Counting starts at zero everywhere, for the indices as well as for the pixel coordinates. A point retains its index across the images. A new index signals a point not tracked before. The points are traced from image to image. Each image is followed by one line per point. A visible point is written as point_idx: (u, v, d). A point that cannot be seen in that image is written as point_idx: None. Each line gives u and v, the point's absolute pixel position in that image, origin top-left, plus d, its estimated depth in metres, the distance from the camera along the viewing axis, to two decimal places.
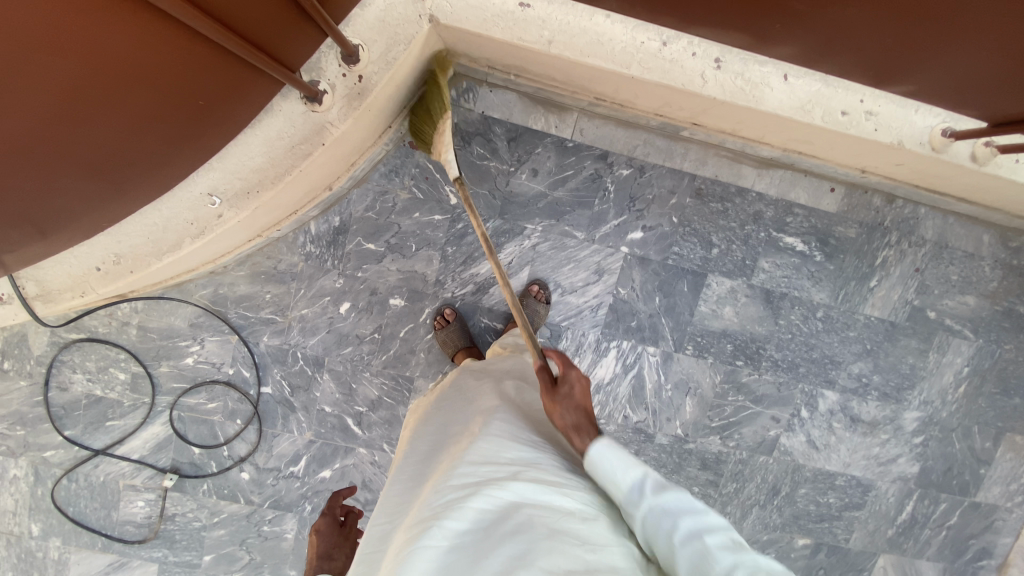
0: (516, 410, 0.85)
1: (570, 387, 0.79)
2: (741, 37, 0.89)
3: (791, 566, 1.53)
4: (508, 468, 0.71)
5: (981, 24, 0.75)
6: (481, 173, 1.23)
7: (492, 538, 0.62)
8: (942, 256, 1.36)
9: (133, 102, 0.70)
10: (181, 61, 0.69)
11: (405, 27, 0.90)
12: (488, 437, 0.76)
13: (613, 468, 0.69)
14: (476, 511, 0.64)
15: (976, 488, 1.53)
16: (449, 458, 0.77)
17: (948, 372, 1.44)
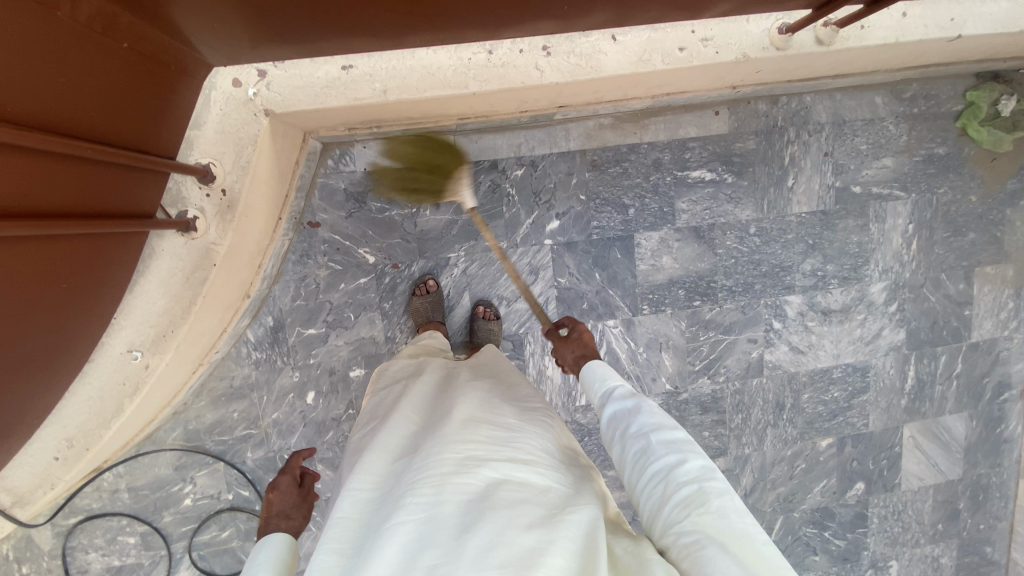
0: (488, 396, 0.89)
1: (577, 331, 0.95)
2: (552, 22, 0.90)
3: (826, 469, 1.55)
4: (484, 448, 0.74)
5: None
6: (386, 225, 1.25)
7: (470, 512, 0.65)
8: (844, 132, 1.38)
9: (23, 313, 0.71)
10: (50, 258, 0.71)
11: (246, 129, 0.92)
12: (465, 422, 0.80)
13: (594, 381, 0.83)
14: (454, 491, 0.68)
15: (968, 331, 1.55)
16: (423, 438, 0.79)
17: (895, 235, 1.46)
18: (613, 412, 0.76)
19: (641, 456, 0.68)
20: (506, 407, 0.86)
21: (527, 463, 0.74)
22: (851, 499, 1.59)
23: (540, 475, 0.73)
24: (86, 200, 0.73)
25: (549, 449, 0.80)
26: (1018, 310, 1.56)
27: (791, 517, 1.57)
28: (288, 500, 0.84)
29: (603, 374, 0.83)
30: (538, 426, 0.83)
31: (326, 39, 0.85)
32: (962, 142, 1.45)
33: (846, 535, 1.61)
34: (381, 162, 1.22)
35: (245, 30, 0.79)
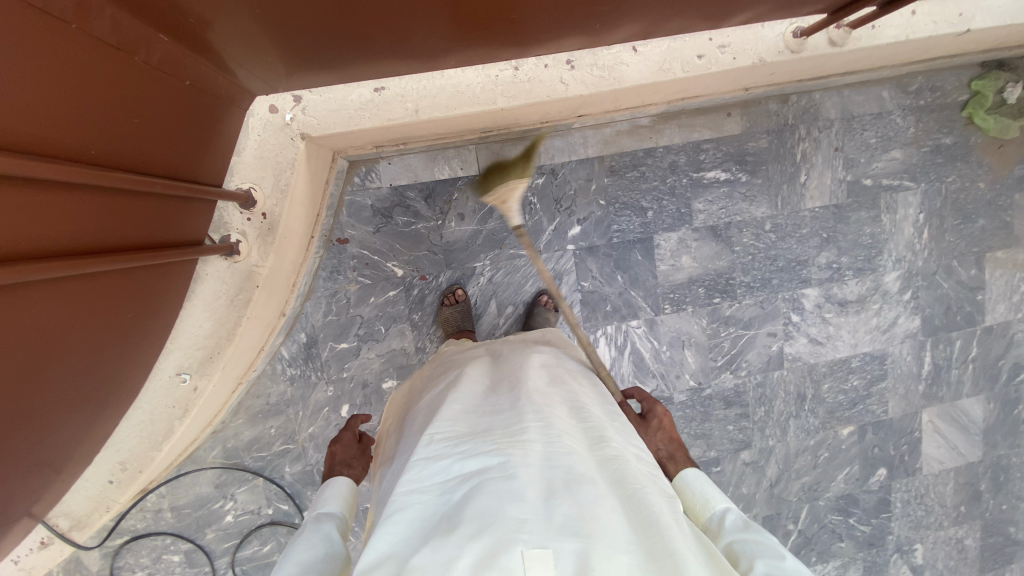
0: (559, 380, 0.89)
1: (656, 419, 0.98)
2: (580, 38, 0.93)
3: (848, 456, 1.59)
4: (576, 437, 0.73)
5: None
6: (413, 238, 1.27)
7: (567, 484, 0.63)
8: (853, 127, 1.42)
9: (90, 343, 0.74)
10: (113, 289, 0.74)
11: (283, 154, 0.95)
12: (547, 400, 0.79)
13: (702, 490, 0.79)
14: (546, 465, 0.66)
15: (982, 315, 1.58)
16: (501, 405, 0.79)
17: (907, 225, 1.49)
18: (731, 528, 0.70)
19: (774, 570, 0.61)
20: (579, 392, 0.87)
21: (608, 440, 0.74)
22: (874, 485, 1.62)
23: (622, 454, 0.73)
24: (145, 231, 0.75)
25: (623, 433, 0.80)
26: None
27: (816, 506, 1.60)
28: (350, 451, 0.91)
29: (703, 492, 0.78)
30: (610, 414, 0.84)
31: (363, 64, 0.88)
32: (969, 131, 1.48)
33: (871, 520, 1.64)
34: (405, 177, 1.25)
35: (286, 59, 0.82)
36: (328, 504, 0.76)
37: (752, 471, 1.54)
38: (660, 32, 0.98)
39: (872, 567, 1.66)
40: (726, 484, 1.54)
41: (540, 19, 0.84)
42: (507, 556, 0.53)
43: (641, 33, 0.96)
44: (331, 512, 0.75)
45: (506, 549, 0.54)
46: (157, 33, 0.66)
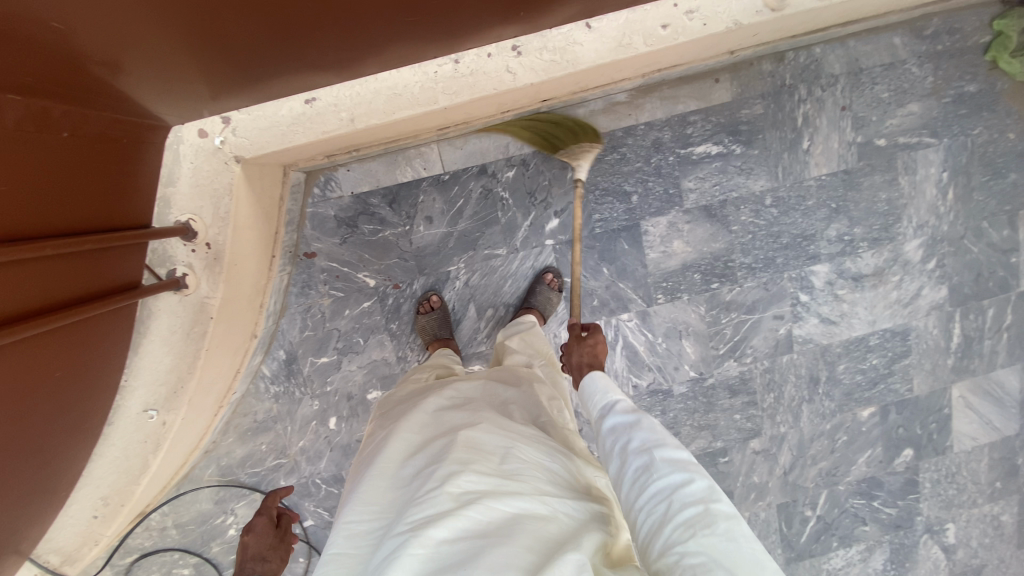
0: (503, 421, 0.84)
1: (593, 338, 0.94)
2: (515, 20, 0.85)
3: (869, 439, 1.48)
4: (489, 478, 0.69)
5: None
6: (381, 246, 1.22)
7: (475, 547, 0.60)
8: (861, 82, 1.26)
9: (37, 402, 0.73)
10: (54, 346, 0.73)
11: (219, 180, 0.91)
12: (472, 446, 0.75)
13: (598, 392, 0.82)
14: (454, 527, 0.62)
15: (1017, 279, 1.43)
16: (424, 465, 0.75)
17: (928, 186, 1.34)
18: (612, 423, 0.75)
19: (641, 469, 0.66)
20: (520, 433, 0.82)
21: (532, 496, 0.69)
22: (899, 466, 1.52)
23: (550, 510, 0.68)
24: (69, 287, 0.72)
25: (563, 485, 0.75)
26: None
27: (836, 491, 1.51)
28: None
29: (604, 387, 0.82)
30: (552, 462, 0.79)
31: (282, 73, 0.82)
32: (994, 75, 1.31)
33: (897, 502, 1.54)
34: (367, 183, 1.19)
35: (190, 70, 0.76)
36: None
37: (763, 460, 1.46)
38: (616, 4, 0.87)
39: (900, 550, 1.57)
40: (736, 474, 1.47)
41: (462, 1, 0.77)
42: None
43: (590, 6, 0.86)
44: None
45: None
46: (14, 84, 0.61)
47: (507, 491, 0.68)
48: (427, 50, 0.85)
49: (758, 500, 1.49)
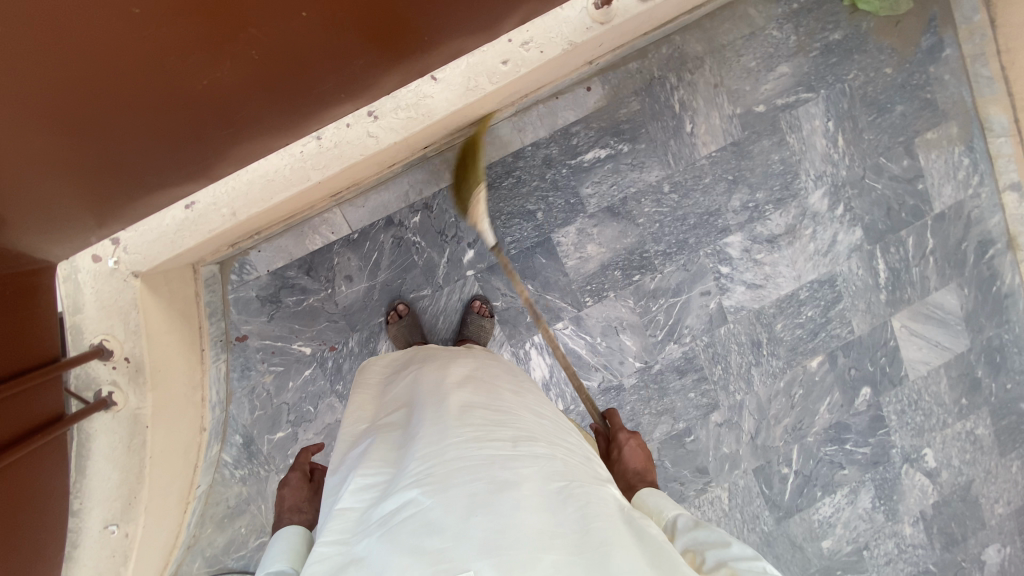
0: (486, 385, 0.91)
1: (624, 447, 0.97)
2: (352, 95, 0.90)
3: (825, 387, 1.52)
4: (486, 432, 0.76)
5: None
6: (309, 314, 1.26)
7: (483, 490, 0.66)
8: (727, 57, 1.31)
9: None
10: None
11: (121, 296, 0.95)
12: (471, 409, 0.81)
13: (660, 505, 0.79)
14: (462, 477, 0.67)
15: (927, 205, 1.47)
16: (424, 423, 0.79)
17: (817, 138, 1.38)
18: (688, 538, 0.70)
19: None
20: (507, 396, 0.89)
21: (529, 442, 0.75)
22: (861, 406, 1.55)
23: (544, 450, 0.75)
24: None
25: (552, 433, 0.82)
26: (975, 164, 1.47)
27: (806, 443, 1.55)
28: (299, 492, 0.95)
29: (661, 504, 0.79)
30: (539, 417, 0.86)
31: (168, 179, 0.86)
32: (857, 18, 1.35)
33: (869, 440, 1.58)
34: (281, 259, 1.24)
35: (63, 207, 0.80)
36: (275, 564, 0.75)
37: (727, 431, 1.50)
38: (447, 61, 0.93)
39: (885, 486, 1.60)
40: (705, 449, 1.50)
41: (300, 79, 0.82)
42: None
43: (421, 66, 0.91)
44: (279, 569, 0.74)
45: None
46: None
47: (506, 442, 0.75)
48: (275, 135, 0.89)
49: (733, 469, 1.52)
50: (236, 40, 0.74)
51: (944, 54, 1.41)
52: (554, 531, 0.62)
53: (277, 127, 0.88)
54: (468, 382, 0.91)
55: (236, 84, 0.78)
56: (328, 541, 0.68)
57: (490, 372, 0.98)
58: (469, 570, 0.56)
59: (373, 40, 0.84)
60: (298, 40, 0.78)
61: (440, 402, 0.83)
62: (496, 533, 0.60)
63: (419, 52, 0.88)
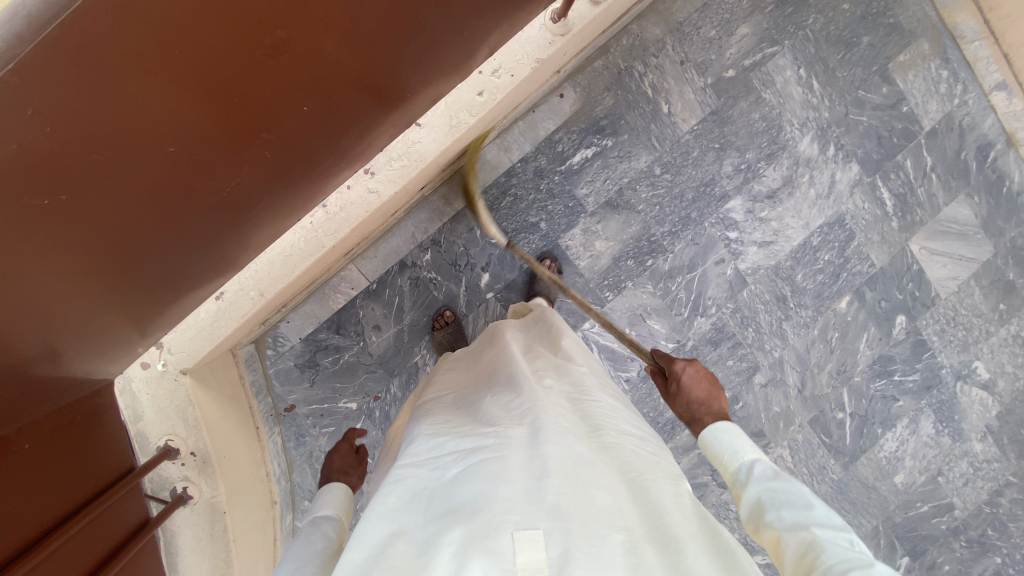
0: (545, 371, 0.93)
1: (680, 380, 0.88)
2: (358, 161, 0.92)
3: (860, 325, 1.52)
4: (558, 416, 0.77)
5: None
6: (347, 371, 1.30)
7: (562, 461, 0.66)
8: (686, 33, 1.33)
9: None
10: None
11: (175, 396, 1.00)
12: (552, 398, 0.82)
13: (732, 447, 0.78)
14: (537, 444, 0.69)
15: (916, 125, 1.47)
16: (509, 401, 0.80)
17: (793, 87, 1.39)
18: (764, 490, 0.70)
19: (805, 545, 0.60)
20: (588, 388, 0.88)
21: (605, 432, 0.76)
22: (900, 335, 1.55)
23: (620, 442, 0.75)
24: (71, 566, 0.75)
25: (626, 428, 0.82)
26: (955, 74, 1.46)
27: (854, 384, 1.54)
28: (347, 459, 0.92)
29: (733, 444, 0.78)
30: (616, 411, 0.85)
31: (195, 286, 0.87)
32: None
33: (916, 367, 1.57)
34: (310, 324, 1.28)
35: (117, 325, 0.81)
36: (324, 509, 0.81)
37: (774, 389, 1.50)
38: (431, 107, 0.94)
39: (943, 407, 1.58)
40: (756, 412, 1.51)
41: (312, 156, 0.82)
42: (497, 538, 0.55)
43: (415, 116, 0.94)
44: (326, 514, 0.80)
45: (496, 530, 0.56)
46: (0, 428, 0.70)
47: (583, 433, 0.75)
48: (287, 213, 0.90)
49: (789, 425, 1.52)
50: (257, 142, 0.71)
51: None
52: (623, 510, 0.62)
53: (287, 205, 0.88)
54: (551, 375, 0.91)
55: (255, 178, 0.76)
56: (404, 466, 0.69)
57: (549, 357, 0.99)
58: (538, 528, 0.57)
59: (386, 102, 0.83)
60: (309, 117, 0.74)
61: (525, 383, 0.84)
62: (568, 500, 0.61)
63: (409, 90, 0.86)
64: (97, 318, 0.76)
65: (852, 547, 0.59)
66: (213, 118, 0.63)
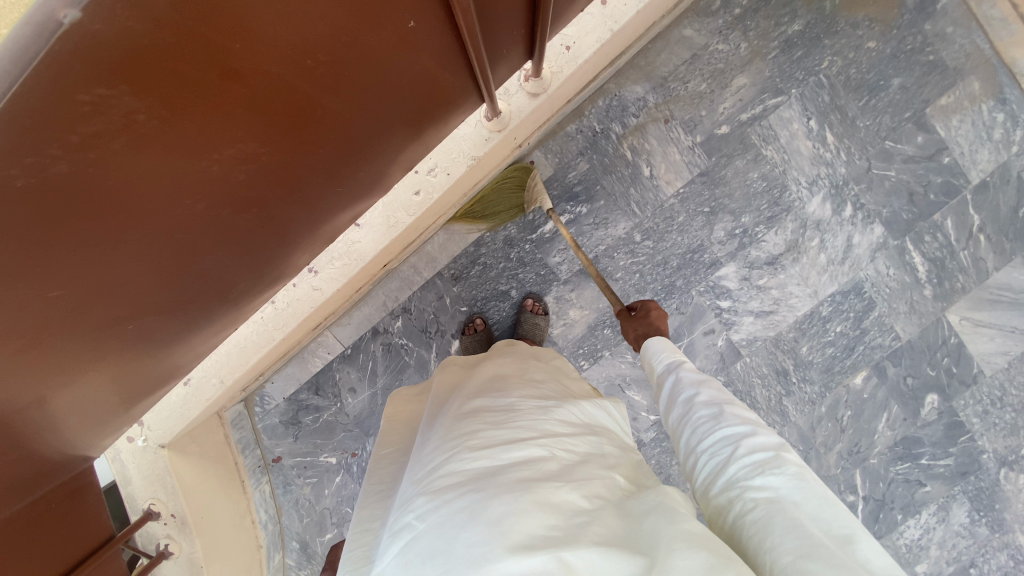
0: (488, 387, 0.86)
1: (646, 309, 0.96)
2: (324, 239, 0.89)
3: (880, 402, 1.35)
4: (482, 435, 0.69)
5: (381, 81, 0.62)
6: (326, 429, 1.37)
7: (479, 491, 0.59)
8: (671, 89, 1.23)
9: None
10: None
11: (155, 466, 1.12)
12: (469, 416, 0.75)
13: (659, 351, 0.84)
14: (452, 483, 0.62)
15: (961, 178, 1.25)
16: (432, 439, 0.75)
17: (799, 142, 1.24)
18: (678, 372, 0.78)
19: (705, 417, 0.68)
20: (509, 391, 0.83)
21: (528, 441, 0.68)
22: (930, 415, 1.35)
23: (541, 449, 0.67)
24: None
25: (555, 424, 0.75)
26: (1015, 117, 1.22)
27: (870, 466, 1.37)
28: None
29: (670, 348, 0.84)
30: (544, 406, 0.79)
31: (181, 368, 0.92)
32: (817, 2, 1.19)
33: (949, 451, 1.36)
34: (292, 384, 1.36)
35: (91, 431, 0.87)
36: None
37: None
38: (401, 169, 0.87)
39: (982, 496, 1.37)
40: None
41: (267, 260, 0.78)
42: None
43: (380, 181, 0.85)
44: None
45: None
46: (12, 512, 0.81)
47: (502, 444, 0.68)
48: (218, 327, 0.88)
49: None
50: (194, 286, 0.69)
51: (939, 5, 1.20)
52: (548, 531, 0.54)
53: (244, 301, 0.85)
54: (474, 389, 0.87)
55: (153, 337, 0.72)
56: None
57: (502, 370, 0.93)
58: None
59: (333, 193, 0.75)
60: (229, 246, 0.67)
61: (446, 416, 0.78)
62: (482, 545, 0.52)
63: (321, 211, 0.78)
64: (69, 437, 0.82)
65: (773, 447, 0.60)
66: (138, 290, 0.61)
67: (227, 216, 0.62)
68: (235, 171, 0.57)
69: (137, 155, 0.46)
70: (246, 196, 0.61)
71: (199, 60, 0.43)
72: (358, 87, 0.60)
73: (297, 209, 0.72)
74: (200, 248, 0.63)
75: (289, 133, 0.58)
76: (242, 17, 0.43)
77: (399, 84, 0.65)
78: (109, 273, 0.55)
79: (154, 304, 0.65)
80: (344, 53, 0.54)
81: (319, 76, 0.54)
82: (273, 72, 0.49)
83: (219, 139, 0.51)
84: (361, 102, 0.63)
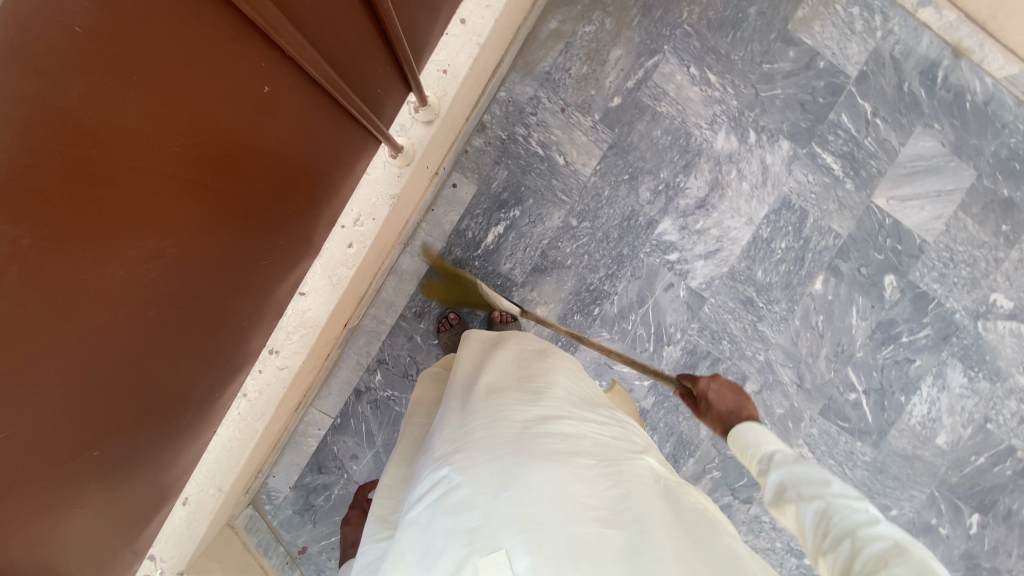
0: (508, 361, 0.88)
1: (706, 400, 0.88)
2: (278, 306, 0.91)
3: (846, 298, 1.40)
4: (512, 407, 0.73)
5: (264, 139, 0.66)
6: (341, 503, 1.36)
7: (515, 455, 0.63)
8: (557, 80, 1.29)
9: None
10: None
11: None
12: (499, 391, 0.77)
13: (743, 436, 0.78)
14: (490, 444, 0.65)
15: (841, 76, 1.34)
16: (460, 405, 0.77)
17: (688, 89, 1.31)
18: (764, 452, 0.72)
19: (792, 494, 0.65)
20: (530, 369, 0.85)
21: (557, 417, 0.71)
22: (895, 295, 1.41)
23: (572, 427, 0.70)
24: None
25: (580, 408, 0.78)
26: (867, 7, 1.33)
27: (859, 361, 1.42)
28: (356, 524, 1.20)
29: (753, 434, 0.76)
30: (569, 391, 0.81)
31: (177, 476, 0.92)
32: None
33: (924, 322, 1.42)
34: (294, 470, 1.35)
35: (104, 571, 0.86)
36: None
37: (771, 392, 1.41)
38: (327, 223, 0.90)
39: (969, 353, 1.43)
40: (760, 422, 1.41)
41: (223, 344, 0.80)
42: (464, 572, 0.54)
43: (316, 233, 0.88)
44: None
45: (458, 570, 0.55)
46: None
47: (535, 419, 0.71)
48: (197, 430, 0.88)
49: (799, 424, 1.42)
50: (154, 391, 0.70)
51: None
52: (586, 501, 0.59)
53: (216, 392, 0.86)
54: (498, 363, 0.87)
55: (131, 458, 0.73)
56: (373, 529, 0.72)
57: (517, 345, 0.95)
58: (502, 547, 0.55)
59: (265, 259, 0.78)
60: (175, 341, 0.69)
61: (476, 384, 0.80)
62: (525, 508, 0.57)
63: (260, 284, 0.80)
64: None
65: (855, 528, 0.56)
66: (95, 409, 0.62)
67: (161, 313, 0.64)
68: (151, 269, 0.59)
69: (48, 281, 0.49)
70: (176, 285, 0.64)
71: (73, 171, 0.46)
72: (246, 151, 0.64)
73: (235, 284, 0.74)
74: (146, 353, 0.65)
75: (194, 213, 0.61)
76: (99, 123, 0.47)
77: (285, 138, 0.69)
78: (64, 399, 0.57)
79: (119, 420, 0.67)
80: (207, 122, 0.58)
81: (197, 151, 0.58)
82: (145, 166, 0.53)
83: (127, 238, 0.54)
84: (255, 162, 0.66)
